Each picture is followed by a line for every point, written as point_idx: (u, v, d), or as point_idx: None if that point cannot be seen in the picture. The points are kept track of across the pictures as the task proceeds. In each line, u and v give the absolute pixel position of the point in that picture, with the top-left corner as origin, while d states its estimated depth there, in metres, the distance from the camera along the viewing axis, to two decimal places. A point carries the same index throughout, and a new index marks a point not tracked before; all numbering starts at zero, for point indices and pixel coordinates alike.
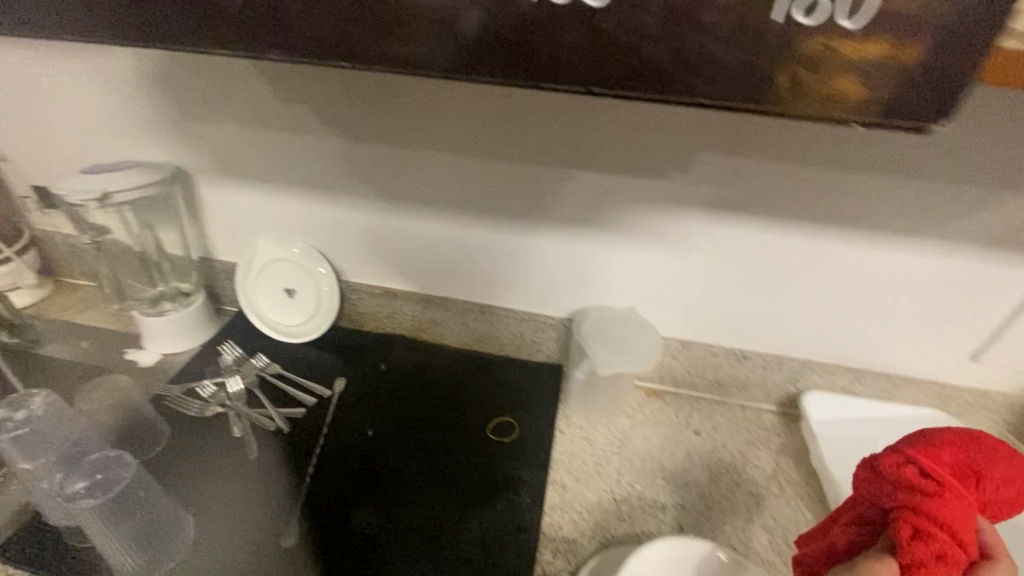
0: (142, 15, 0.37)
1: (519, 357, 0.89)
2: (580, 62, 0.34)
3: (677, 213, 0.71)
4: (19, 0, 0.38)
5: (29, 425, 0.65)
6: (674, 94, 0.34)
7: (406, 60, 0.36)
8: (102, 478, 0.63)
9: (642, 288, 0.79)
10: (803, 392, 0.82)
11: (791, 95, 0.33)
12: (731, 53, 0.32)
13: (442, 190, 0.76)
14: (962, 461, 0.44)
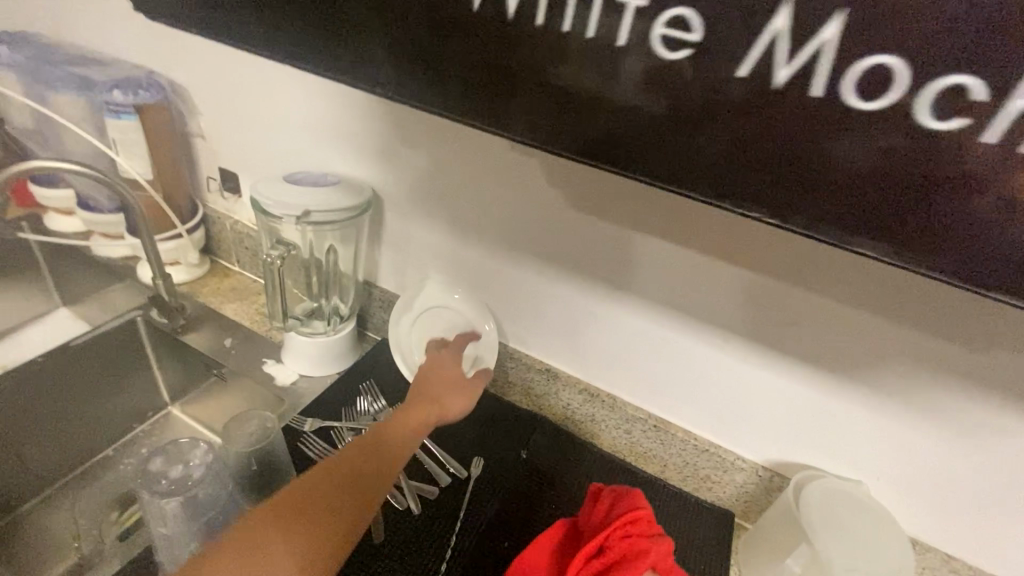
0: (581, 118, 0.32)
1: (683, 489, 0.73)
2: (731, 172, 0.29)
3: (975, 399, 0.53)
4: (481, 95, 0.34)
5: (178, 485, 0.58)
6: (827, 230, 0.28)
7: (542, 127, 0.33)
8: None
9: (880, 465, 0.61)
10: None
11: (923, 248, 0.27)
12: (905, 200, 0.26)
13: (660, 286, 0.63)
14: (604, 512, 0.51)
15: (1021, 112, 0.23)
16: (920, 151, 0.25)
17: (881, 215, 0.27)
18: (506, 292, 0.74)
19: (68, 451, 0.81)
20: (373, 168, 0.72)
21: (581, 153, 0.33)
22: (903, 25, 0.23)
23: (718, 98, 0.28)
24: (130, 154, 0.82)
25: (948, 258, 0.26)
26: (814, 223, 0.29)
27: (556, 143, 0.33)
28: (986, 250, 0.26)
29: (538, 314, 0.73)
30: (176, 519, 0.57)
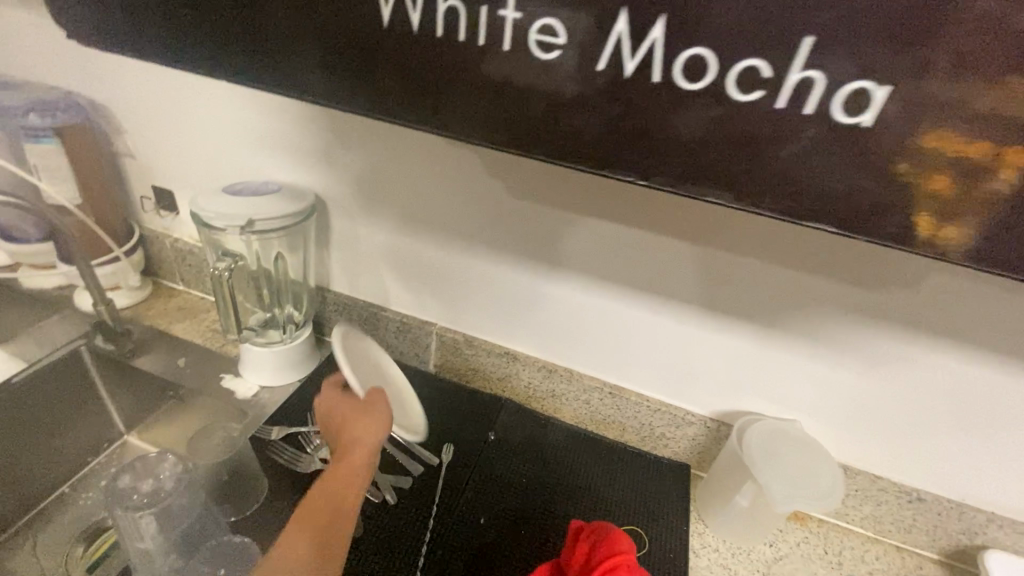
0: (450, 101, 0.36)
1: (642, 448, 0.79)
2: (589, 142, 0.34)
3: (883, 333, 0.60)
4: (379, 89, 0.37)
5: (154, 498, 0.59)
6: (684, 185, 0.34)
7: (418, 114, 0.37)
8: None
9: (808, 403, 0.68)
10: (981, 548, 0.69)
11: (780, 195, 0.32)
12: (721, 150, 0.32)
13: (602, 261, 0.67)
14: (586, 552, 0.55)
15: (748, 68, 0.30)
16: (723, 107, 0.31)
17: (727, 168, 0.32)
18: (457, 283, 0.76)
19: (18, 493, 0.77)
20: (312, 173, 0.73)
21: (455, 134, 0.37)
22: (673, 12, 0.30)
23: (545, 74, 0.33)
24: (53, 179, 0.78)
25: (786, 198, 0.32)
26: (662, 179, 0.34)
27: (429, 124, 0.37)
28: (871, 199, 0.31)
29: (489, 303, 0.76)
30: (153, 531, 0.57)
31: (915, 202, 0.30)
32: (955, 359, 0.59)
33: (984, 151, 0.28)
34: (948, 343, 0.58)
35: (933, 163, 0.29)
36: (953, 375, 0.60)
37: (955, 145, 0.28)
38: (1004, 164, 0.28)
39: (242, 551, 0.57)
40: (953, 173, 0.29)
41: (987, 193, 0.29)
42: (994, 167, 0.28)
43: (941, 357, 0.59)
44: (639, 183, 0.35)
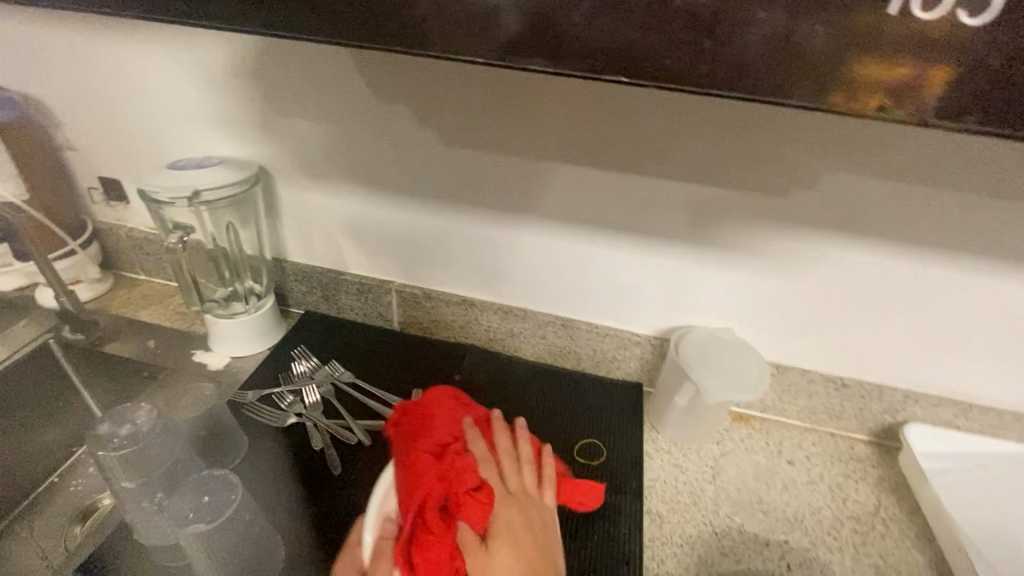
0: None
1: (598, 374, 0.85)
2: (413, 24, 0.34)
3: (790, 233, 0.66)
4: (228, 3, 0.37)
5: (133, 441, 0.65)
6: (511, 56, 0.34)
7: (260, 17, 0.37)
8: (209, 501, 0.59)
9: (738, 309, 0.74)
10: (903, 423, 0.77)
11: (609, 54, 0.32)
12: (536, 13, 0.32)
13: (536, 198, 0.71)
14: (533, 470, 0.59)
15: None
16: None
17: (549, 31, 0.33)
18: (407, 237, 0.80)
19: None
20: (253, 144, 0.75)
21: (296, 34, 0.37)
22: None
23: None
24: None
25: (609, 55, 0.32)
26: (489, 53, 0.34)
27: (273, 25, 0.37)
28: (729, 51, 0.31)
29: (441, 254, 0.81)
30: (133, 466, 0.64)
31: (864, 95, 0.31)
32: (854, 249, 0.66)
33: (905, 72, 0.29)
34: (846, 235, 0.65)
35: (863, 84, 0.30)
36: (857, 265, 0.67)
37: (875, 68, 0.30)
38: (934, 72, 0.29)
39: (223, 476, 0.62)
40: (885, 90, 0.30)
41: (935, 80, 0.29)
42: (919, 82, 0.29)
43: (843, 249, 0.66)
44: (475, 62, 0.35)
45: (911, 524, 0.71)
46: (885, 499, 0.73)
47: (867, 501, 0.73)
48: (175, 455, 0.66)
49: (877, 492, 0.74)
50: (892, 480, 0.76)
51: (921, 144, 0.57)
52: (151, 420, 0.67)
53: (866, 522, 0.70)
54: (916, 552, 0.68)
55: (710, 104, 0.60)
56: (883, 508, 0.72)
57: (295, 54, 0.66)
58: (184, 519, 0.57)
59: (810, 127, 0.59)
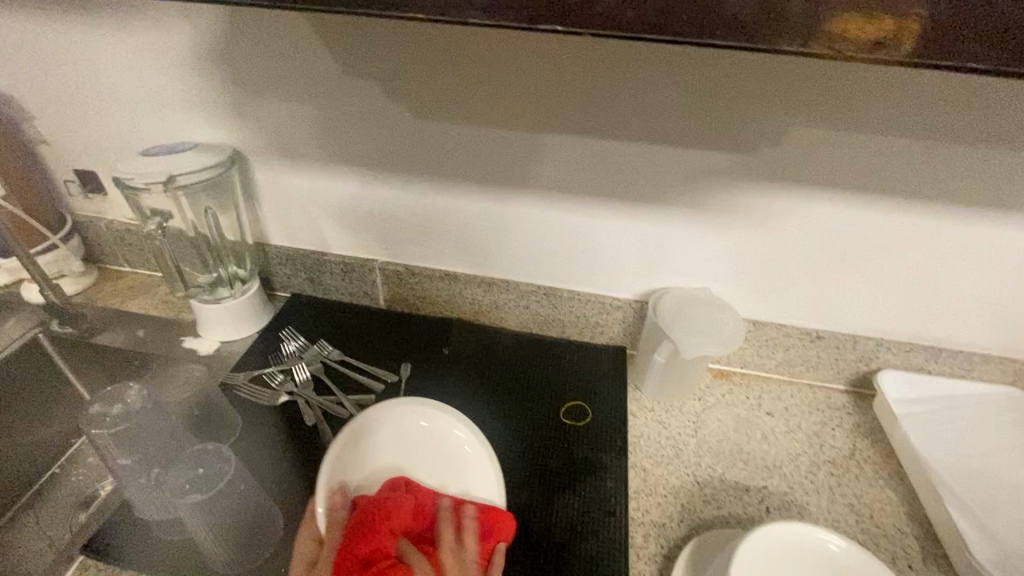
0: None
1: (582, 339, 0.87)
2: None
3: (759, 189, 0.68)
4: None
5: (126, 419, 0.61)
6: (455, 13, 0.35)
7: None
8: (205, 474, 0.57)
9: (714, 268, 0.76)
10: (877, 370, 0.79)
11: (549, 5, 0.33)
12: None
13: (510, 168, 0.72)
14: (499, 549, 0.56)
15: None
16: None
17: None
18: (387, 214, 0.81)
19: None
20: (225, 127, 0.75)
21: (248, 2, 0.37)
22: None
23: None
24: None
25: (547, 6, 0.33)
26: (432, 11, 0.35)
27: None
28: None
29: (421, 229, 0.82)
30: (124, 442, 0.59)
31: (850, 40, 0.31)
32: (822, 202, 0.67)
33: (884, 26, 0.31)
34: (813, 188, 0.66)
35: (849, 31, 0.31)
36: (825, 217, 0.69)
37: (856, 23, 0.31)
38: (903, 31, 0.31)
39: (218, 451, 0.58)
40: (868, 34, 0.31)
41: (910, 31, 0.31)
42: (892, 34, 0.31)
43: (811, 203, 0.68)
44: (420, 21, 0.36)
45: (885, 464, 0.73)
46: (861, 442, 0.76)
47: (843, 445, 0.76)
48: (172, 429, 0.62)
49: (853, 437, 0.77)
50: (868, 424, 0.78)
51: (880, 93, 0.58)
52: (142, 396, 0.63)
53: (843, 465, 0.73)
54: (890, 490, 0.71)
55: (674, 63, 0.60)
56: (858, 451, 0.75)
57: (260, 33, 0.66)
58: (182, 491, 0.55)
59: (773, 82, 0.59)
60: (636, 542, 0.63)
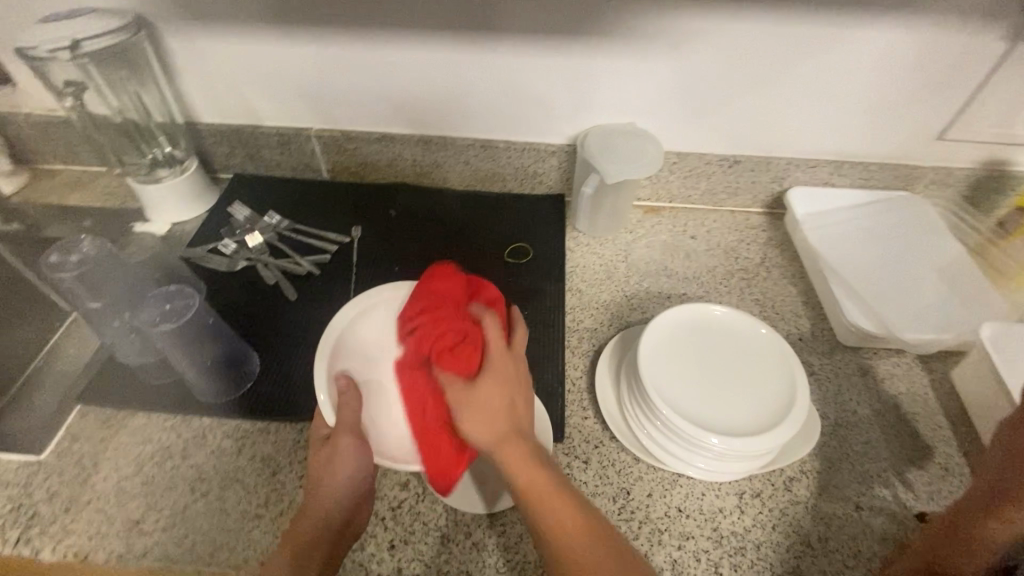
0: None
1: (522, 190, 0.92)
2: None
3: (670, 9, 0.70)
4: None
5: (86, 265, 0.64)
6: None
7: None
8: (172, 308, 0.62)
9: (637, 101, 0.80)
10: (788, 189, 0.87)
11: None
12: None
13: (429, 9, 0.72)
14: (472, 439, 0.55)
15: None
16: None
17: None
18: (312, 74, 0.81)
19: None
20: None
21: None
22: None
23: None
24: None
25: None
26: None
27: None
28: None
29: (351, 88, 0.82)
30: (82, 288, 0.63)
31: None
32: (731, 20, 0.70)
33: None
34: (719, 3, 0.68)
35: None
36: (734, 35, 0.71)
37: None
38: None
39: (182, 288, 0.63)
40: None
41: None
42: None
43: (719, 21, 0.70)
44: None
45: (790, 267, 0.84)
46: (771, 252, 0.86)
47: (755, 255, 0.85)
48: (132, 278, 0.66)
49: (765, 248, 0.86)
50: (778, 238, 0.88)
51: None
52: (98, 246, 0.66)
53: (753, 271, 0.83)
54: (792, 285, 0.81)
55: None
56: (768, 259, 0.85)
57: None
58: (152, 322, 0.60)
59: None
60: (573, 344, 0.73)
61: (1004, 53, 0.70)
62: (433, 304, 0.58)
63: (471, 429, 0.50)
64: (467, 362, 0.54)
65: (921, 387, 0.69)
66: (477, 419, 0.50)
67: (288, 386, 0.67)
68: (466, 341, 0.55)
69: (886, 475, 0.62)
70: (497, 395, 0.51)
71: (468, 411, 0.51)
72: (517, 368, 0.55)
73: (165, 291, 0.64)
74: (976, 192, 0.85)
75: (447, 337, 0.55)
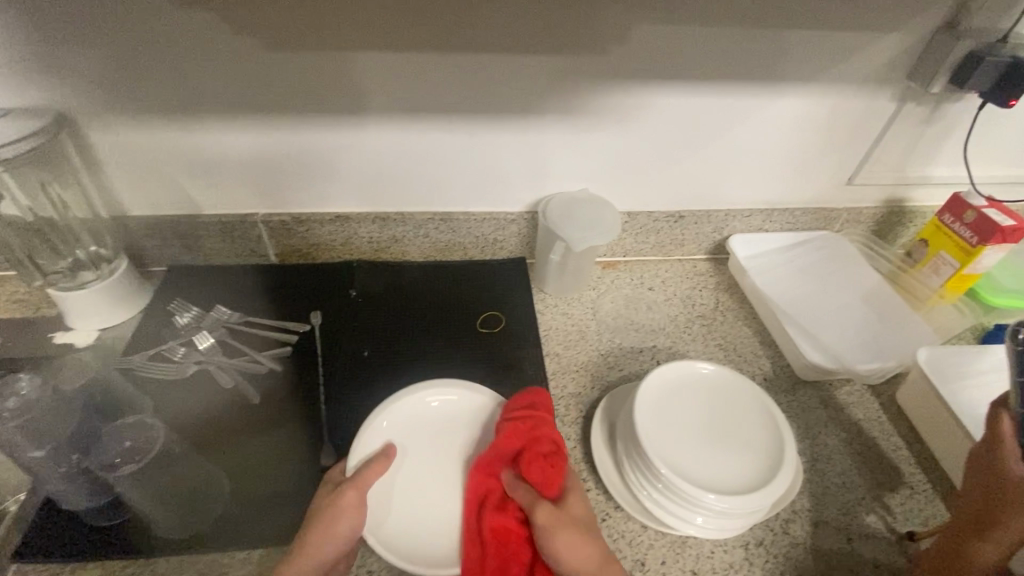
0: None
1: (484, 257, 0.92)
2: None
3: (616, 88, 0.75)
4: None
5: (25, 411, 0.54)
6: None
7: None
8: (133, 446, 0.56)
9: (590, 170, 0.84)
10: (729, 237, 0.94)
11: None
12: None
13: (383, 95, 0.72)
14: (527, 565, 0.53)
15: None
16: None
17: None
18: (259, 161, 0.77)
19: None
20: (35, 87, 0.65)
21: None
22: None
23: None
24: None
25: None
26: None
27: None
28: None
29: (302, 171, 0.79)
30: (23, 438, 0.53)
31: None
32: (672, 94, 0.76)
33: None
34: (660, 81, 0.74)
35: None
36: (677, 107, 0.78)
37: None
38: None
39: (144, 422, 0.58)
40: None
41: None
42: None
43: (661, 96, 0.76)
44: None
45: (740, 308, 0.90)
46: (722, 295, 0.92)
47: (709, 300, 0.91)
48: (78, 418, 0.57)
49: (716, 293, 0.92)
50: (726, 281, 0.94)
51: None
52: (36, 385, 0.56)
53: (711, 316, 0.88)
54: (746, 326, 0.87)
55: None
56: (720, 303, 0.91)
57: None
58: (112, 465, 0.54)
59: None
60: (560, 412, 0.73)
61: (891, 112, 0.82)
62: (520, 422, 0.60)
63: (562, 548, 0.51)
64: (552, 483, 0.56)
65: (874, 411, 0.76)
66: (574, 541, 0.52)
67: (267, 507, 0.61)
68: (554, 460, 0.57)
69: (866, 501, 0.67)
70: (583, 517, 0.55)
71: (560, 534, 0.52)
72: (585, 513, 0.56)
73: (121, 428, 0.58)
74: (883, 227, 0.97)
75: (541, 450, 0.57)
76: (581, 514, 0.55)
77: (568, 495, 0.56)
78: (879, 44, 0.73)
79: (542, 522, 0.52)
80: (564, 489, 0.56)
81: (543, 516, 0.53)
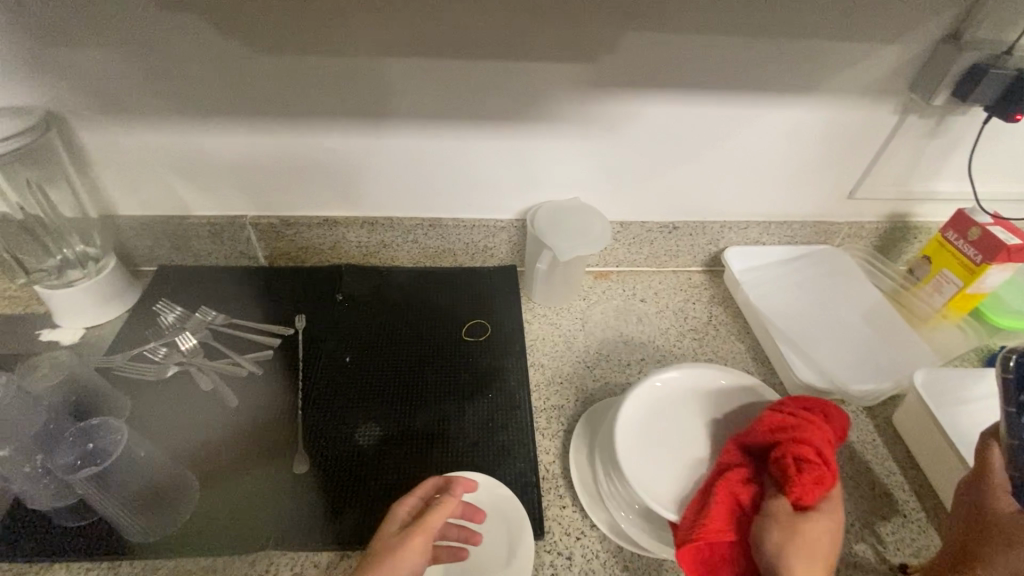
0: None
1: (474, 264, 0.91)
2: None
3: (606, 97, 0.73)
4: None
5: None
6: None
7: None
8: (93, 449, 0.56)
9: (581, 178, 0.83)
10: (724, 249, 0.92)
11: None
12: None
13: (370, 101, 0.72)
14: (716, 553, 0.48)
15: None
16: None
17: None
18: (248, 164, 0.78)
19: None
20: (25, 87, 0.66)
21: None
22: None
23: None
24: None
25: None
26: None
27: None
28: None
29: (290, 175, 0.79)
30: None
31: None
32: (664, 103, 0.75)
33: None
34: (652, 90, 0.73)
35: None
36: (670, 117, 0.76)
37: None
38: None
39: (104, 424, 0.57)
40: None
41: None
42: None
43: (653, 105, 0.75)
44: None
45: (734, 322, 0.88)
46: (715, 309, 0.90)
47: (702, 313, 0.89)
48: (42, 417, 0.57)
49: (709, 306, 0.90)
50: (720, 294, 0.92)
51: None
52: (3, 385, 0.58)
53: (703, 330, 0.86)
54: (739, 341, 0.85)
55: None
56: (713, 316, 0.89)
57: None
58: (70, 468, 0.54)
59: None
60: (541, 425, 0.71)
61: (893, 125, 0.79)
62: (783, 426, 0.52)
63: (773, 545, 0.44)
64: (807, 491, 0.46)
65: (868, 434, 0.73)
66: (785, 549, 0.43)
67: (235, 513, 0.60)
68: (820, 472, 0.47)
69: (855, 529, 0.64)
70: (824, 548, 0.44)
71: (778, 533, 0.44)
72: (827, 542, 0.44)
73: (85, 430, 0.57)
74: (885, 242, 0.94)
75: (809, 454, 0.48)
76: (820, 538, 0.44)
77: (834, 503, 0.46)
78: (879, 56, 0.71)
79: (774, 514, 0.46)
80: (790, 514, 0.46)
81: (773, 509, 0.46)
